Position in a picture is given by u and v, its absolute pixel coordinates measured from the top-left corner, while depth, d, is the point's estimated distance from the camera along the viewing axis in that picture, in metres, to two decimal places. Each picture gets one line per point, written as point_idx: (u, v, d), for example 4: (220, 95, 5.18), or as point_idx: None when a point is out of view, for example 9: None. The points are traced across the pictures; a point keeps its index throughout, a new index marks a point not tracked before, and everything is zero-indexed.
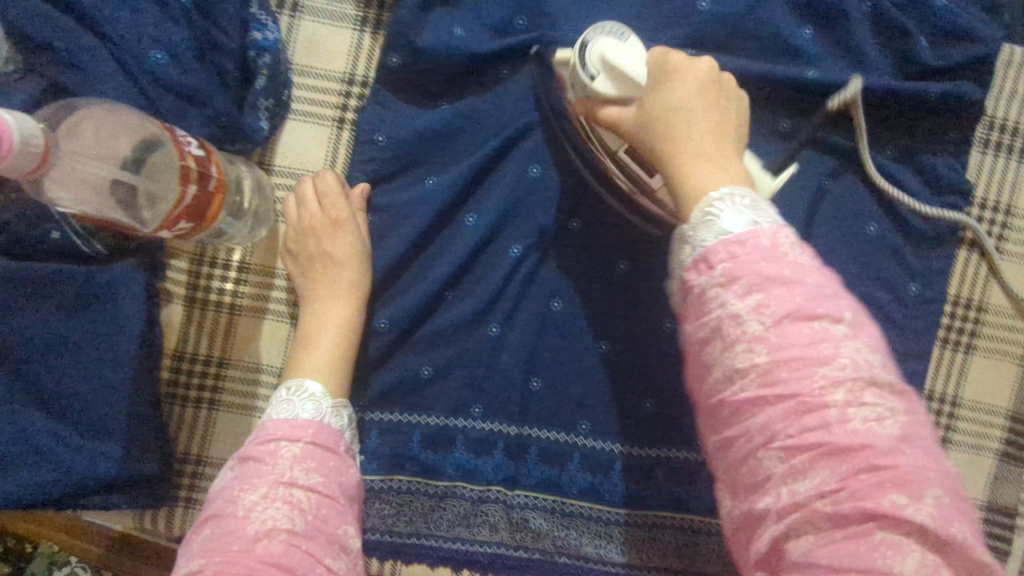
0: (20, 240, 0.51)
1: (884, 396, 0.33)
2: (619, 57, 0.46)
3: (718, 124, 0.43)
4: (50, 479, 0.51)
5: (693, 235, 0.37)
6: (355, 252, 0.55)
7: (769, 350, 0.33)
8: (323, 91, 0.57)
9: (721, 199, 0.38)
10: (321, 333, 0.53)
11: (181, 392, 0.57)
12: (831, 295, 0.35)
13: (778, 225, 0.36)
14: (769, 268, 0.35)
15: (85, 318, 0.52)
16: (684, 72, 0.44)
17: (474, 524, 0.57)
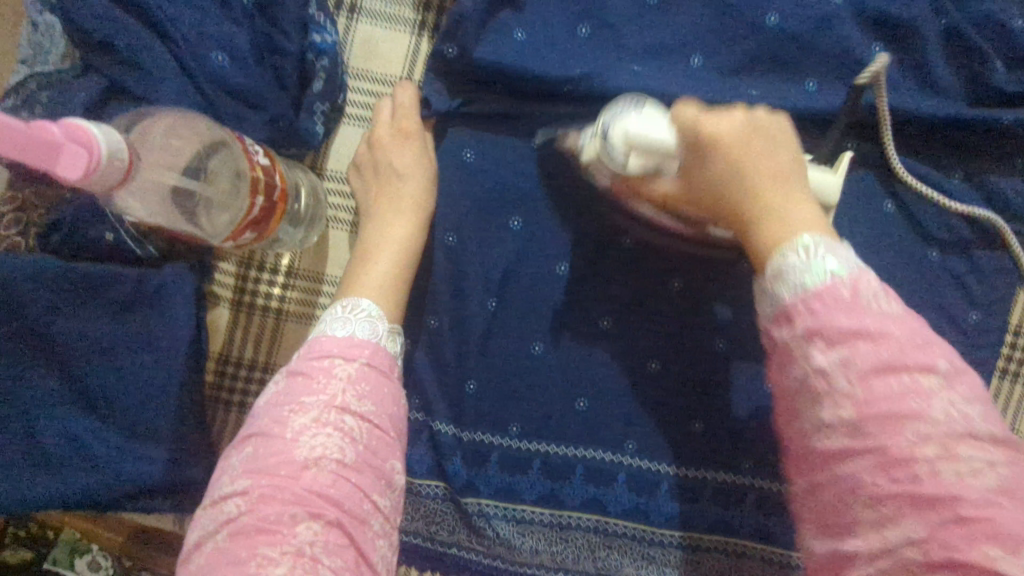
0: (73, 241, 0.51)
1: (980, 450, 0.33)
2: (650, 135, 0.46)
3: (777, 170, 0.43)
4: (95, 483, 0.50)
5: (774, 290, 0.38)
6: (418, 167, 0.54)
7: (855, 407, 0.34)
8: (379, 95, 0.57)
9: (796, 250, 0.37)
10: (384, 244, 0.52)
11: (226, 396, 0.56)
12: (923, 347, 0.35)
13: (858, 272, 0.36)
14: (851, 321, 0.35)
15: (136, 320, 0.51)
16: (718, 129, 0.43)
17: (517, 543, 0.56)
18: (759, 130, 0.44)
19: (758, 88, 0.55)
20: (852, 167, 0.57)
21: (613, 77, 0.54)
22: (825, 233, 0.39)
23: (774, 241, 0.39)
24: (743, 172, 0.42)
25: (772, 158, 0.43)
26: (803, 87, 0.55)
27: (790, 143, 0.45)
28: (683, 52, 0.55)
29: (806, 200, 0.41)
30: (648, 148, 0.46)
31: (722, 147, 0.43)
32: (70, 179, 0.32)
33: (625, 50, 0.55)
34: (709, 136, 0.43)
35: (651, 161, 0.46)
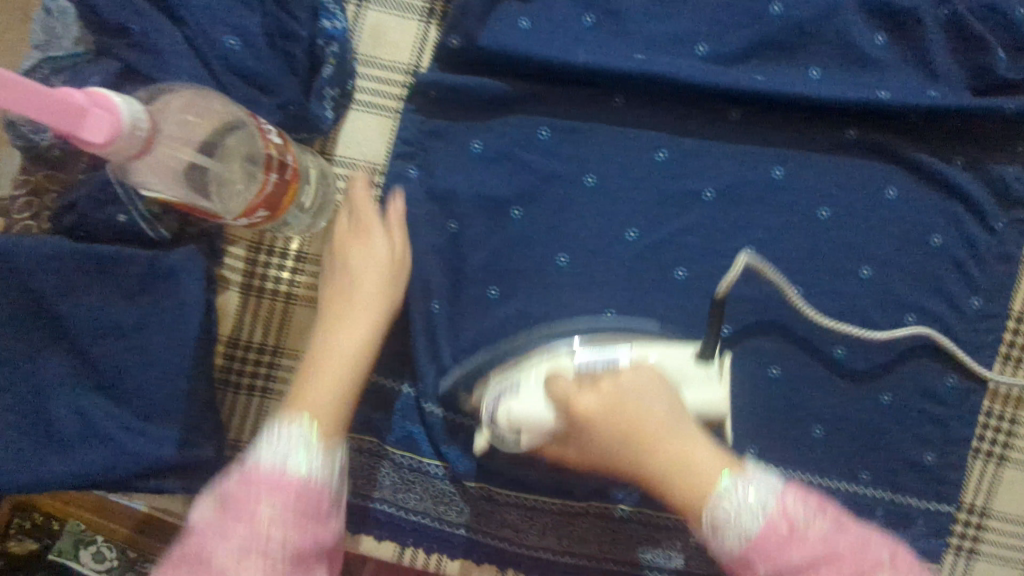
0: (87, 222, 0.51)
1: None
2: (530, 411, 0.46)
3: (657, 419, 0.42)
4: (107, 462, 0.51)
5: (722, 541, 0.39)
6: (376, 262, 0.53)
7: None
8: (387, 82, 0.57)
9: (729, 499, 0.38)
10: (329, 355, 0.50)
11: (233, 379, 0.57)
12: (863, 542, 0.38)
13: (785, 497, 0.38)
14: (801, 554, 0.37)
15: (145, 301, 0.52)
16: (585, 403, 0.43)
17: (524, 527, 0.57)
18: (630, 387, 0.44)
19: (762, 73, 0.56)
20: (852, 158, 0.57)
21: (618, 61, 0.55)
22: (732, 466, 0.40)
23: (694, 491, 0.40)
24: (635, 430, 0.42)
25: (650, 400, 0.43)
26: (806, 75, 0.56)
27: (659, 384, 0.44)
28: (688, 41, 0.56)
29: (694, 441, 0.42)
30: (533, 426, 0.46)
31: (601, 415, 0.43)
32: (96, 144, 0.33)
33: (629, 37, 0.56)
34: (583, 417, 0.43)
35: (533, 432, 0.47)
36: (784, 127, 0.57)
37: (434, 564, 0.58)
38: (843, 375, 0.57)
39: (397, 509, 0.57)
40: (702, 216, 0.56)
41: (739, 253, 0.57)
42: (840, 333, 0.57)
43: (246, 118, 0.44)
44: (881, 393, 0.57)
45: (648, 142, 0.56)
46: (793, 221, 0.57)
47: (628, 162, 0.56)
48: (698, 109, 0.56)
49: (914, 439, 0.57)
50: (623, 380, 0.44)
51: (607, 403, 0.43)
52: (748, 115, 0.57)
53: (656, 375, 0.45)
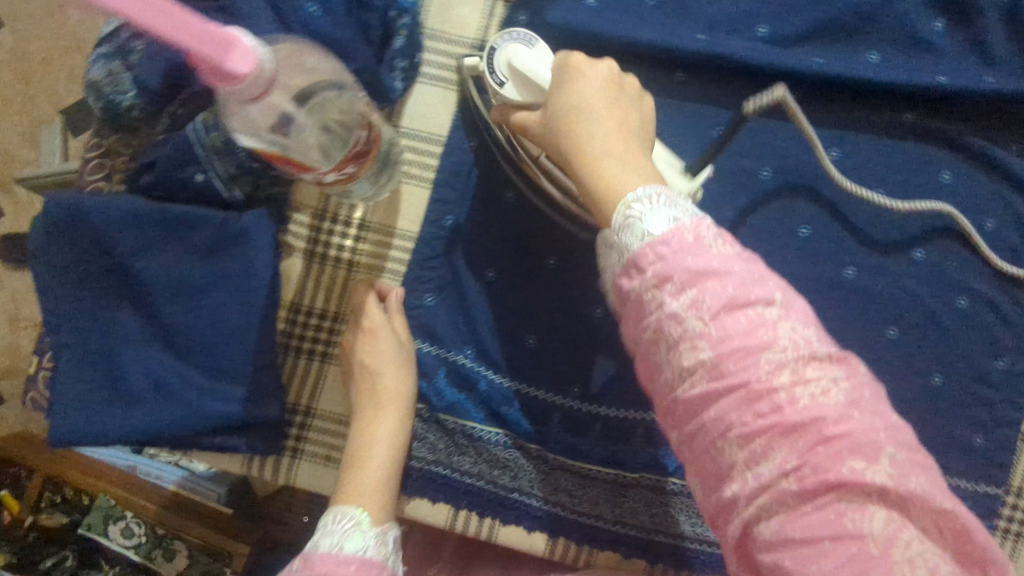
0: (164, 182, 0.52)
1: (822, 369, 0.36)
2: (534, 63, 0.49)
3: (626, 125, 0.46)
4: (174, 418, 0.53)
5: (622, 235, 0.40)
6: (390, 359, 0.56)
7: (713, 346, 0.36)
8: (453, 57, 0.58)
9: (640, 200, 0.40)
10: (363, 454, 0.55)
11: (296, 343, 0.58)
12: (760, 281, 0.38)
13: (697, 218, 0.39)
14: (693, 263, 0.38)
15: (217, 261, 0.53)
16: (585, 78, 0.47)
17: (576, 493, 0.59)
18: (622, 91, 0.47)
19: (822, 55, 0.57)
20: (907, 141, 0.57)
21: (681, 38, 0.56)
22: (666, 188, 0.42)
23: (614, 187, 0.42)
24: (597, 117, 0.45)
25: (619, 111, 0.46)
26: (865, 58, 0.57)
27: (644, 109, 0.48)
28: (750, 22, 0.57)
29: (642, 158, 0.44)
30: (526, 72, 0.49)
31: (575, 100, 0.46)
32: (241, 75, 0.32)
33: (693, 17, 0.57)
34: (573, 83, 0.47)
35: (524, 83, 0.49)
36: (842, 109, 0.58)
37: (485, 530, 0.58)
38: (897, 356, 0.58)
39: (451, 471, 0.58)
40: (756, 193, 0.58)
41: (794, 232, 0.58)
42: (891, 314, 0.58)
43: (340, 74, 0.45)
44: (932, 375, 0.58)
45: (708, 121, 0.57)
46: (847, 203, 0.58)
47: (688, 141, 0.57)
48: (758, 88, 0.57)
49: (964, 420, 0.58)
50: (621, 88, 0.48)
51: (602, 89, 0.47)
52: (807, 96, 0.57)
53: (644, 104, 0.48)
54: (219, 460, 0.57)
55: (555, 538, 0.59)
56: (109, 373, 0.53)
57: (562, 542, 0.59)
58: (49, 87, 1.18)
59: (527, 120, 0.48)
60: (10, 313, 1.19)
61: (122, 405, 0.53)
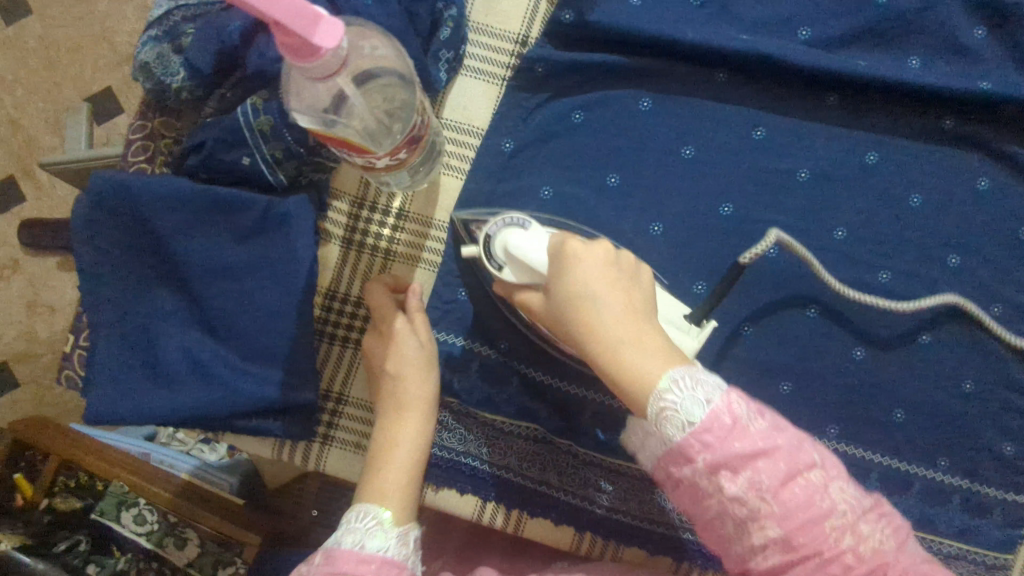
0: (210, 164, 0.52)
1: (867, 518, 0.41)
2: (527, 252, 0.46)
3: (631, 306, 0.45)
4: (211, 399, 0.53)
5: (665, 434, 0.41)
6: (411, 360, 0.55)
7: (777, 522, 0.40)
8: (496, 51, 0.59)
9: (672, 390, 0.41)
10: (385, 451, 0.54)
11: (330, 329, 0.58)
12: (798, 445, 0.41)
13: (727, 394, 0.41)
14: (744, 448, 0.40)
15: (259, 244, 0.53)
16: (583, 255, 0.45)
17: (604, 490, 0.59)
18: (623, 265, 0.46)
19: (863, 60, 0.57)
20: (946, 148, 0.58)
21: (724, 39, 0.56)
22: (685, 365, 0.42)
23: (638, 377, 0.42)
24: (602, 297, 0.44)
25: (623, 290, 0.45)
26: (906, 64, 0.57)
27: (647, 282, 0.47)
28: (792, 25, 0.57)
29: (658, 340, 0.43)
30: (521, 259, 0.47)
31: (575, 281, 0.45)
32: (323, 51, 0.32)
33: (735, 19, 0.57)
34: (569, 258, 0.45)
35: (524, 274, 0.48)
36: (881, 113, 0.58)
37: (511, 525, 0.59)
38: (928, 361, 0.58)
39: (480, 463, 0.58)
40: (794, 195, 0.58)
41: (829, 235, 0.58)
42: (925, 320, 0.58)
43: (404, 71, 0.46)
44: (963, 381, 0.58)
45: (747, 121, 0.58)
46: (886, 208, 0.58)
47: (726, 140, 0.58)
48: (796, 91, 0.58)
49: (994, 428, 0.58)
50: (621, 263, 0.47)
51: (602, 276, 0.45)
52: (847, 101, 0.58)
53: (641, 271, 0.47)
54: (251, 443, 0.57)
55: (580, 532, 0.59)
56: (148, 352, 0.54)
57: (588, 536, 0.60)
58: (76, 74, 1.19)
59: (531, 301, 0.48)
60: (28, 297, 1.20)
61: (159, 384, 0.54)
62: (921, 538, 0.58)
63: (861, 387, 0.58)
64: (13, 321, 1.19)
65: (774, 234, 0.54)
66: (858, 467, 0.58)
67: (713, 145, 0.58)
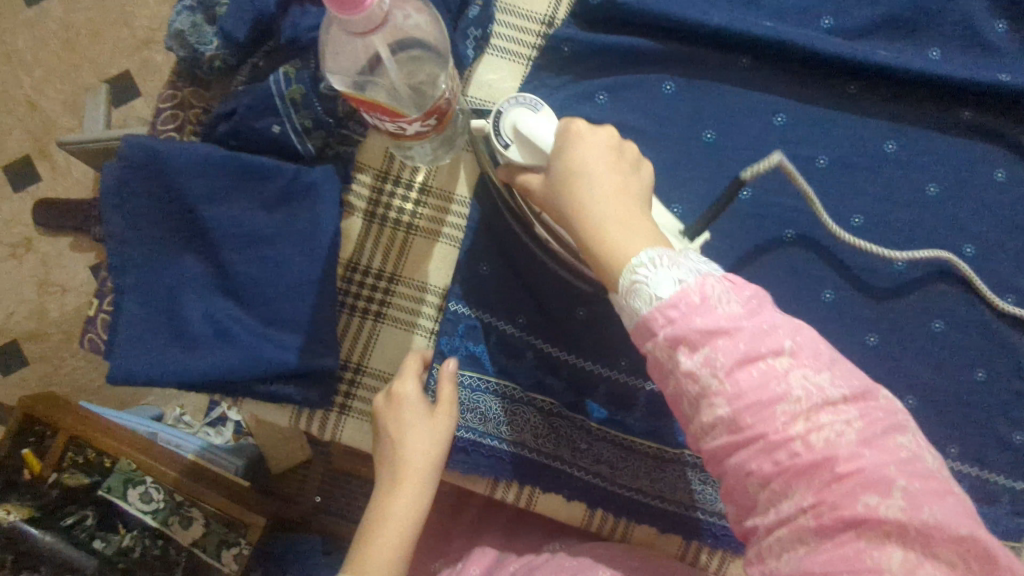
0: (241, 131, 0.53)
1: (834, 412, 0.35)
2: (537, 133, 0.47)
3: (627, 192, 0.44)
4: (232, 363, 0.53)
5: (632, 307, 0.39)
6: (414, 428, 0.54)
7: (730, 403, 0.36)
8: (522, 31, 0.60)
9: (643, 263, 0.39)
10: (380, 517, 0.53)
11: (351, 300, 0.59)
12: (768, 330, 0.37)
13: (703, 275, 0.38)
14: (704, 323, 0.37)
15: (285, 212, 0.54)
16: (587, 135, 0.45)
17: (617, 467, 0.59)
18: (624, 156, 0.46)
19: (884, 49, 0.58)
20: (963, 139, 0.58)
21: (749, 23, 0.57)
22: (666, 249, 0.40)
23: (617, 253, 0.41)
24: (596, 180, 0.44)
25: (620, 175, 0.45)
26: (926, 55, 0.58)
27: (646, 174, 0.47)
28: (814, 14, 0.58)
29: (648, 229, 0.42)
30: (528, 140, 0.47)
31: (577, 158, 0.45)
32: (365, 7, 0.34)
33: (758, 6, 0.58)
34: (573, 137, 0.45)
35: (528, 156, 0.48)
36: (900, 103, 0.58)
37: (525, 499, 0.60)
38: (939, 348, 0.58)
39: (498, 442, 0.58)
40: (812, 180, 0.58)
41: (845, 221, 0.59)
42: (938, 307, 0.58)
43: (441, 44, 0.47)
44: (975, 370, 0.58)
45: (769, 106, 0.58)
46: (902, 196, 0.58)
47: (747, 124, 0.58)
48: (817, 78, 0.59)
49: (1004, 417, 0.58)
50: (624, 154, 0.46)
51: (601, 158, 0.45)
52: (866, 89, 0.59)
53: (642, 166, 0.47)
54: (270, 411, 0.58)
55: (592, 509, 0.60)
56: (171, 315, 0.55)
57: (599, 513, 0.60)
58: (94, 56, 1.20)
59: (530, 186, 0.48)
60: (40, 275, 1.20)
61: (181, 347, 0.54)
62: None
63: (874, 372, 0.58)
64: (25, 299, 1.20)
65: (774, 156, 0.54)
66: None
67: (735, 129, 0.58)
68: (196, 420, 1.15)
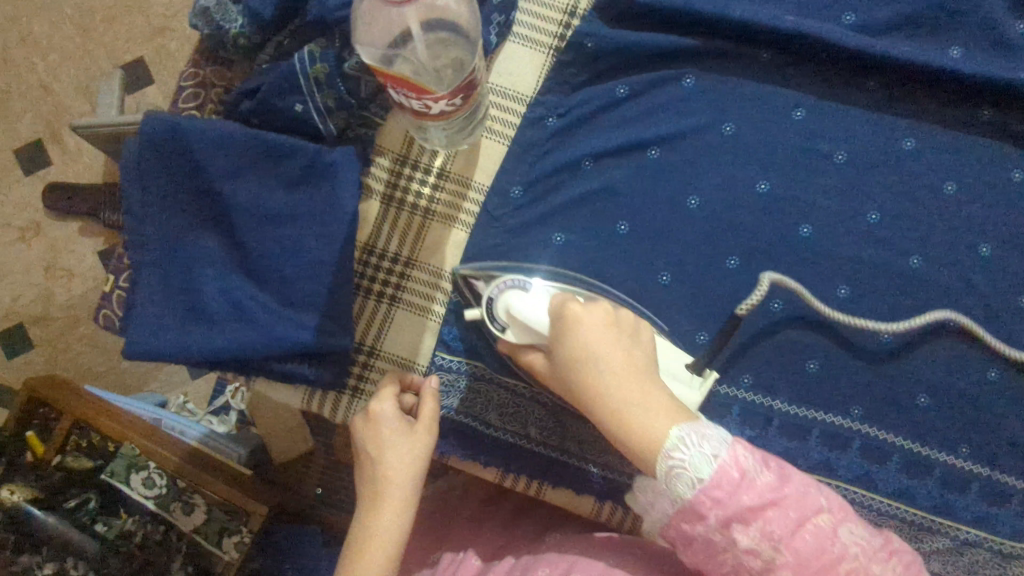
0: (263, 110, 0.54)
1: (878, 556, 0.38)
2: (529, 317, 0.47)
3: (633, 367, 0.44)
4: (249, 341, 0.54)
5: (674, 491, 0.40)
6: (395, 442, 0.53)
7: (794, 571, 0.38)
8: (544, 19, 0.60)
9: (681, 447, 0.39)
10: (360, 541, 0.50)
11: (366, 283, 0.59)
12: (804, 492, 0.40)
13: (734, 445, 0.40)
14: (751, 500, 0.39)
15: (304, 192, 0.54)
16: (583, 314, 0.45)
17: (627, 459, 0.59)
18: (622, 323, 0.47)
19: (907, 45, 0.57)
20: (982, 139, 0.58)
21: (771, 16, 0.57)
22: (689, 419, 0.41)
23: (647, 437, 0.41)
24: (603, 362, 0.44)
25: (624, 348, 0.45)
26: (947, 54, 0.58)
27: (645, 343, 0.47)
28: (835, 11, 0.59)
29: (661, 396, 0.43)
30: (523, 323, 0.48)
31: (580, 345, 0.45)
32: None
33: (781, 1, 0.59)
34: (570, 321, 0.45)
35: (525, 336, 0.49)
36: (919, 101, 0.59)
37: (533, 489, 0.60)
38: (955, 347, 0.58)
39: (507, 433, 0.59)
40: (831, 177, 0.58)
41: (863, 218, 0.59)
42: (954, 306, 0.58)
43: (469, 25, 0.47)
44: (989, 369, 0.58)
45: (788, 101, 0.59)
46: (920, 193, 0.58)
47: (766, 118, 0.59)
48: (837, 76, 0.59)
49: (1016, 417, 0.58)
50: (621, 322, 0.47)
51: (604, 338, 0.45)
52: (886, 87, 0.59)
53: (640, 329, 0.48)
54: (282, 390, 0.58)
55: (601, 500, 0.60)
56: (188, 292, 0.55)
57: (608, 505, 0.60)
58: (109, 42, 1.20)
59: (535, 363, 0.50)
60: (47, 260, 1.20)
61: (196, 324, 0.54)
62: (938, 520, 0.58)
63: (887, 370, 0.58)
64: (33, 283, 1.20)
65: (768, 277, 0.56)
66: (878, 448, 0.58)
67: (754, 122, 0.58)
68: (201, 408, 1.15)
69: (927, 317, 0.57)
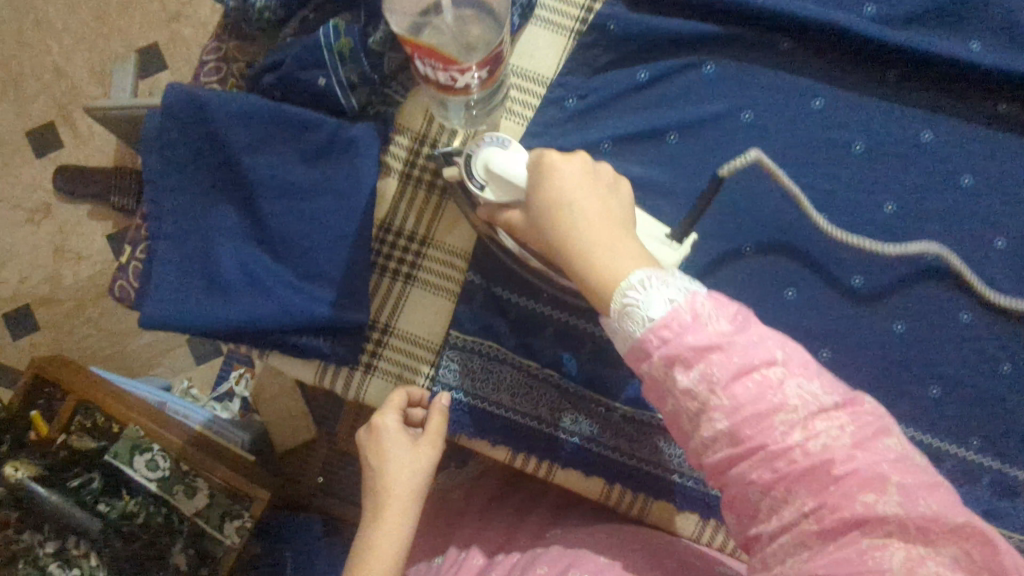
0: (287, 84, 0.55)
1: (830, 418, 0.38)
2: (510, 170, 0.46)
3: (608, 212, 0.45)
4: (265, 312, 0.54)
5: (624, 326, 0.41)
6: (399, 457, 0.56)
7: (729, 416, 0.38)
8: (566, 3, 0.60)
9: (635, 286, 0.40)
10: (364, 548, 0.54)
11: (382, 261, 0.59)
12: (762, 344, 0.40)
13: (691, 293, 0.40)
14: (698, 341, 0.39)
15: (324, 166, 0.55)
16: (561, 163, 0.45)
17: (636, 442, 0.59)
18: (600, 175, 0.46)
19: (924, 38, 0.58)
20: (999, 132, 0.58)
21: (791, 4, 0.57)
22: (653, 267, 0.42)
23: (608, 274, 0.42)
24: (575, 205, 0.44)
25: (602, 201, 0.45)
26: (967, 47, 0.58)
27: (625, 198, 0.46)
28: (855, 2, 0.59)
29: (632, 245, 0.43)
30: (505, 176, 0.47)
31: (556, 192, 0.45)
32: None
33: None
34: (547, 168, 0.45)
35: (505, 191, 0.47)
36: (937, 94, 0.59)
37: (543, 473, 0.60)
38: (968, 339, 0.58)
39: (516, 415, 0.59)
40: (847, 166, 0.59)
41: (879, 208, 0.59)
42: (968, 297, 0.58)
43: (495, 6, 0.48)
44: (1000, 363, 0.58)
45: (807, 89, 0.59)
46: (937, 185, 0.58)
47: (785, 106, 0.59)
48: (856, 65, 0.59)
49: None
50: (598, 171, 0.46)
51: (576, 182, 0.45)
52: (904, 78, 0.59)
53: (621, 185, 0.47)
54: (296, 365, 0.58)
55: (610, 485, 0.60)
56: (205, 263, 0.55)
57: (617, 490, 0.60)
58: (123, 26, 1.20)
59: (513, 219, 0.48)
60: (56, 242, 1.20)
61: (211, 295, 0.54)
62: None
63: (899, 360, 0.58)
64: (40, 265, 1.20)
65: (753, 151, 0.55)
66: None
67: (772, 110, 0.59)
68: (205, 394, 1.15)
69: (908, 248, 0.57)
